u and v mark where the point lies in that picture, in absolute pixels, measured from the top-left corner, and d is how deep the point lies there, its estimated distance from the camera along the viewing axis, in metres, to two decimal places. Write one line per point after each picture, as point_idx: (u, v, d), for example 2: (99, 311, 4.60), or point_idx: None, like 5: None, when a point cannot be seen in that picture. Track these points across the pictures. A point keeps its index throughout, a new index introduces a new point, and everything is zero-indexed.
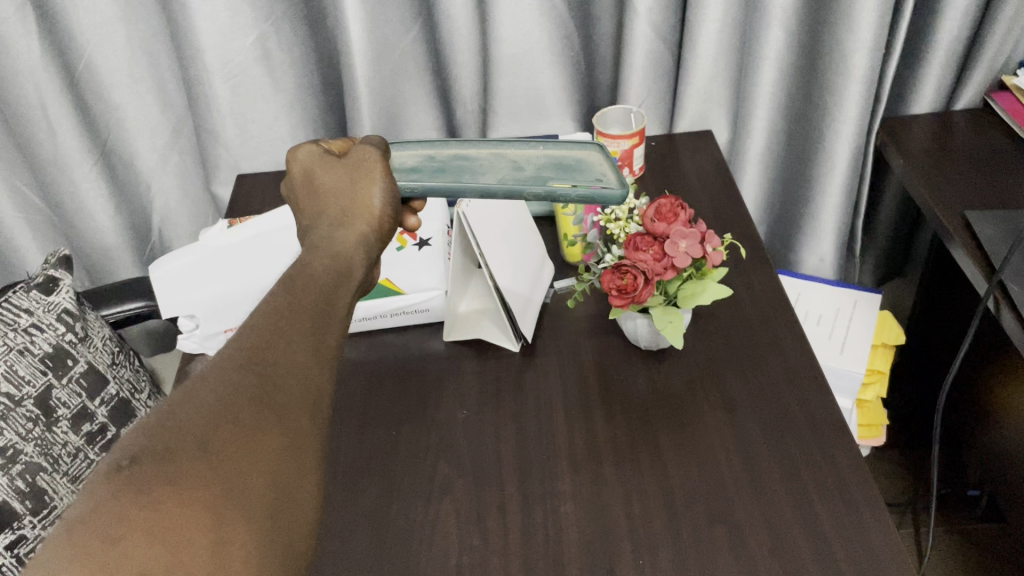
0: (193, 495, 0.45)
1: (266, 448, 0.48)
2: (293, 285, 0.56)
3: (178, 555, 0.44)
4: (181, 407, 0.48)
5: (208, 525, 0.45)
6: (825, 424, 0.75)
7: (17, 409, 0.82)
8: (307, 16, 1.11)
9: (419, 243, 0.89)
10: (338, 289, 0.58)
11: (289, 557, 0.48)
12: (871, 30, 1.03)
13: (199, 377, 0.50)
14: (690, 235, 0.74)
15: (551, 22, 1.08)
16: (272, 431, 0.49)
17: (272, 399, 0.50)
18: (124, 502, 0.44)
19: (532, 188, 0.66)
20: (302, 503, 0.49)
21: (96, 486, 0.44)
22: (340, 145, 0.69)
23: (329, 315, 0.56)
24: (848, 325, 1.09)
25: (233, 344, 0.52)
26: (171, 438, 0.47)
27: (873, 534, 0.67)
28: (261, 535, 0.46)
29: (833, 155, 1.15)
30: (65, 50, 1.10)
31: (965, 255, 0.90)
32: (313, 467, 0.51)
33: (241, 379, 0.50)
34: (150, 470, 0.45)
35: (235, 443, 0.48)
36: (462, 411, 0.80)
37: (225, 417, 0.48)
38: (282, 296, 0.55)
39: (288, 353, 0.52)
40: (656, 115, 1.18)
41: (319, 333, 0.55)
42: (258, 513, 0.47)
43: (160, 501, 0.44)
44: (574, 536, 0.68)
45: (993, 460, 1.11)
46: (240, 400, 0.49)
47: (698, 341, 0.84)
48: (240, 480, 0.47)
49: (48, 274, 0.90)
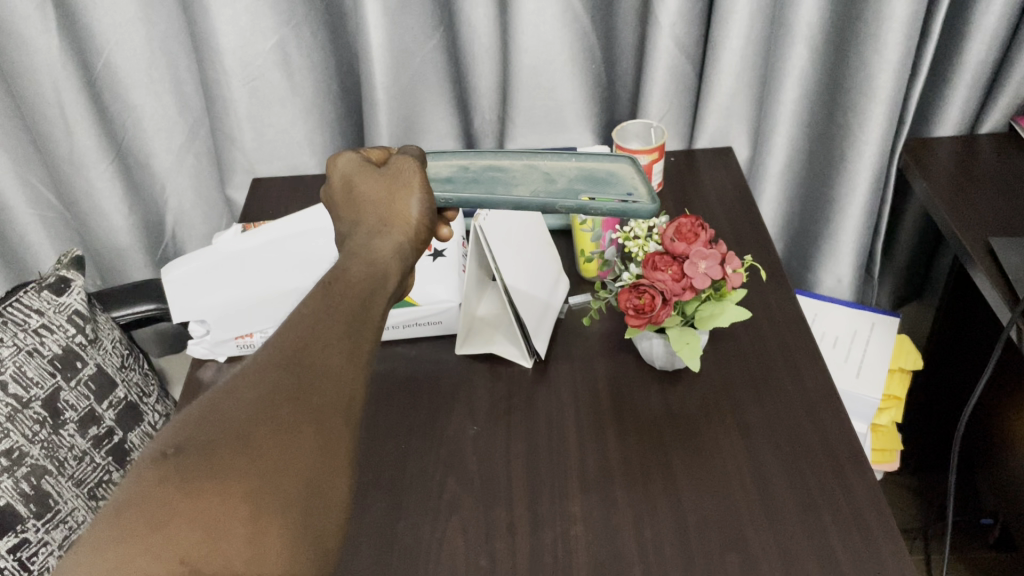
0: (232, 486, 0.46)
1: (301, 445, 0.48)
2: (330, 288, 0.55)
3: (216, 542, 0.44)
4: (223, 401, 0.49)
5: (243, 516, 0.45)
6: (842, 453, 0.74)
7: (24, 410, 0.81)
8: (327, 21, 1.10)
9: (433, 253, 0.88)
10: (374, 295, 0.56)
11: (321, 554, 0.47)
12: (898, 50, 1.01)
13: (240, 374, 0.51)
14: (711, 256, 0.73)
15: (574, 33, 1.07)
16: (305, 430, 0.48)
17: (306, 399, 0.49)
18: (169, 489, 0.45)
19: (565, 201, 0.65)
20: (332, 501, 0.48)
21: (144, 473, 0.46)
22: (379, 154, 0.67)
23: (369, 314, 0.55)
24: (865, 348, 1.08)
25: (273, 342, 0.52)
26: (213, 430, 0.48)
27: (890, 570, 0.65)
28: (294, 531, 0.46)
29: (856, 175, 1.13)
30: (84, 51, 1.10)
31: (988, 282, 0.89)
32: (343, 468, 0.49)
33: (279, 378, 0.50)
34: (193, 459, 0.46)
35: (272, 439, 0.48)
36: (472, 427, 0.78)
37: (260, 414, 0.48)
38: (319, 298, 0.54)
39: (324, 355, 0.51)
40: (676, 130, 1.17)
41: (357, 335, 0.53)
42: (293, 509, 0.46)
43: (202, 490, 0.45)
44: (585, 559, 0.67)
45: (1009, 489, 1.09)
46: (278, 399, 0.49)
47: (714, 363, 0.83)
48: (276, 476, 0.47)
49: (60, 274, 0.90)
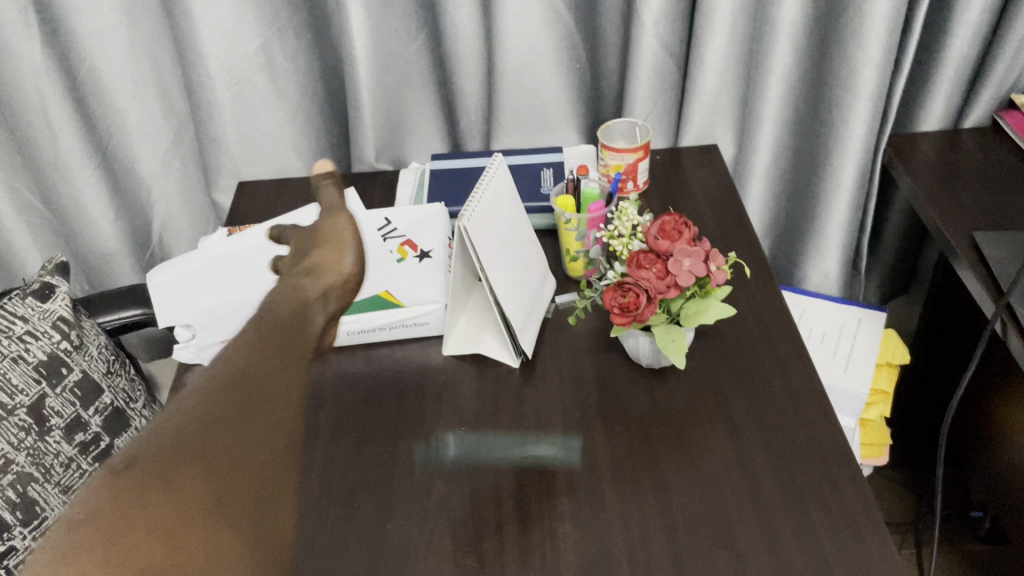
0: (188, 498, 0.46)
1: (252, 459, 0.50)
2: (264, 318, 0.60)
3: (175, 552, 0.44)
4: (169, 422, 0.49)
5: (200, 526, 0.45)
6: (829, 448, 0.74)
7: (9, 418, 0.81)
8: (311, 24, 1.10)
9: (419, 254, 0.87)
10: (307, 324, 0.61)
11: (279, 563, 0.48)
12: (880, 46, 1.02)
13: (184, 398, 0.52)
14: (694, 254, 0.73)
15: (558, 33, 1.08)
16: (255, 445, 0.50)
17: (253, 418, 0.52)
18: (122, 505, 0.44)
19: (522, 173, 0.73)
20: (282, 514, 0.49)
21: (92, 494, 0.45)
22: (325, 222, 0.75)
23: (301, 347, 0.59)
24: (852, 344, 1.08)
25: (213, 371, 0.54)
26: (164, 444, 0.48)
27: (877, 564, 0.65)
28: (250, 542, 0.47)
29: (840, 172, 1.13)
30: (67, 56, 1.10)
31: (972, 276, 0.89)
32: (291, 481, 0.51)
33: (225, 399, 0.52)
34: (144, 474, 0.46)
35: (226, 453, 0.49)
36: (459, 428, 0.78)
37: (211, 430, 0.49)
38: (256, 329, 0.58)
39: (265, 378, 0.54)
40: (661, 128, 1.18)
41: (292, 362, 0.57)
42: (248, 521, 0.47)
43: (156, 503, 0.45)
44: (573, 558, 0.67)
45: (998, 482, 1.09)
46: (227, 418, 0.50)
47: (700, 359, 0.83)
48: (232, 486, 0.48)
49: (44, 281, 0.89)
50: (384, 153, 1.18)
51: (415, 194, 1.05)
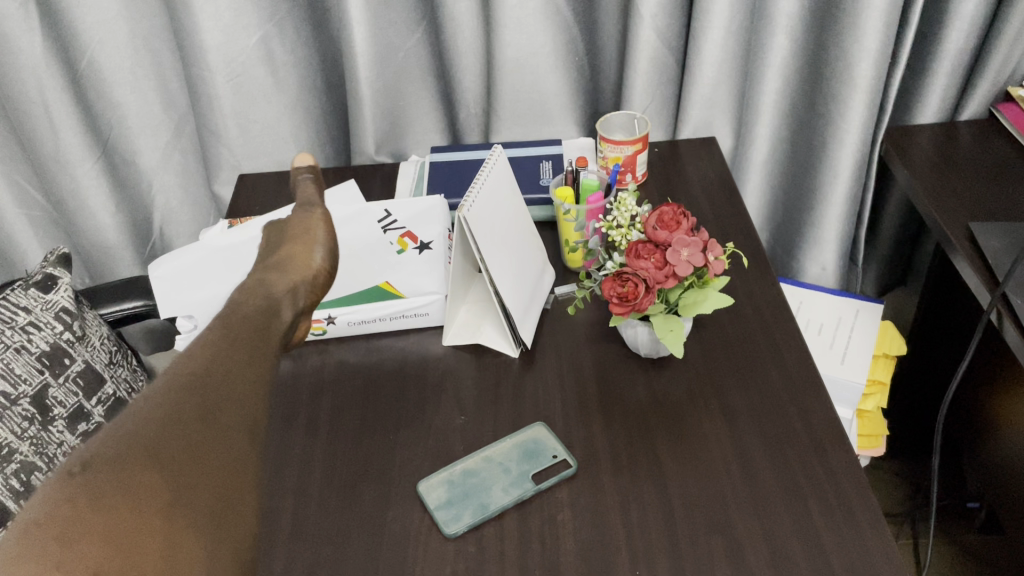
0: (146, 499, 0.46)
1: (211, 460, 0.50)
2: (229, 319, 0.62)
3: (132, 554, 0.44)
4: (129, 421, 0.50)
5: (157, 527, 0.46)
6: (825, 437, 0.75)
7: (13, 407, 0.82)
8: (310, 17, 1.11)
9: (419, 246, 0.85)
10: (270, 323, 0.64)
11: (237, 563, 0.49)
12: (877, 39, 1.02)
13: (145, 397, 0.52)
14: (692, 244, 0.74)
15: (556, 26, 1.08)
16: (214, 448, 0.51)
17: (213, 419, 0.52)
18: (78, 506, 0.45)
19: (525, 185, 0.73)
20: (240, 514, 0.50)
21: (48, 495, 0.45)
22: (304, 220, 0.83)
23: (263, 351, 0.60)
24: (849, 335, 1.09)
25: (175, 371, 0.54)
26: (121, 445, 0.48)
27: (874, 551, 0.66)
28: (206, 543, 0.47)
29: (836, 164, 1.14)
30: (68, 49, 1.10)
31: (968, 266, 0.90)
32: (251, 481, 0.52)
33: (186, 401, 0.52)
34: (102, 475, 0.46)
35: (184, 454, 0.49)
36: (460, 417, 0.79)
37: (170, 430, 0.50)
38: (220, 330, 0.59)
39: (226, 379, 0.55)
40: (659, 121, 1.18)
41: (254, 365, 0.58)
42: (205, 521, 0.48)
43: (113, 504, 0.45)
44: (572, 545, 0.68)
45: (995, 473, 1.10)
46: (187, 419, 0.51)
47: (699, 349, 0.84)
48: (190, 488, 0.48)
49: (47, 272, 0.90)
50: (384, 146, 1.18)
51: (415, 186, 1.05)
